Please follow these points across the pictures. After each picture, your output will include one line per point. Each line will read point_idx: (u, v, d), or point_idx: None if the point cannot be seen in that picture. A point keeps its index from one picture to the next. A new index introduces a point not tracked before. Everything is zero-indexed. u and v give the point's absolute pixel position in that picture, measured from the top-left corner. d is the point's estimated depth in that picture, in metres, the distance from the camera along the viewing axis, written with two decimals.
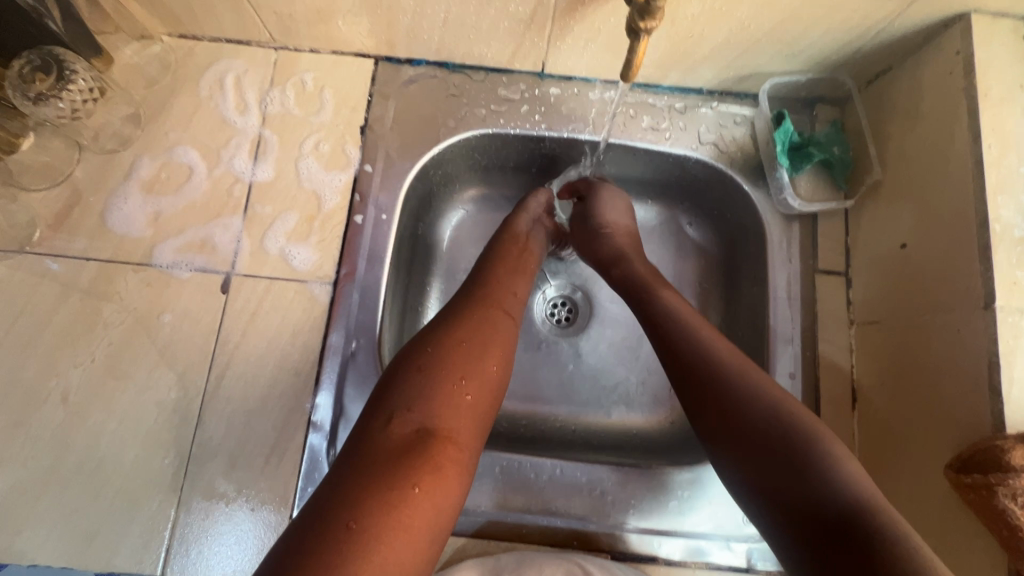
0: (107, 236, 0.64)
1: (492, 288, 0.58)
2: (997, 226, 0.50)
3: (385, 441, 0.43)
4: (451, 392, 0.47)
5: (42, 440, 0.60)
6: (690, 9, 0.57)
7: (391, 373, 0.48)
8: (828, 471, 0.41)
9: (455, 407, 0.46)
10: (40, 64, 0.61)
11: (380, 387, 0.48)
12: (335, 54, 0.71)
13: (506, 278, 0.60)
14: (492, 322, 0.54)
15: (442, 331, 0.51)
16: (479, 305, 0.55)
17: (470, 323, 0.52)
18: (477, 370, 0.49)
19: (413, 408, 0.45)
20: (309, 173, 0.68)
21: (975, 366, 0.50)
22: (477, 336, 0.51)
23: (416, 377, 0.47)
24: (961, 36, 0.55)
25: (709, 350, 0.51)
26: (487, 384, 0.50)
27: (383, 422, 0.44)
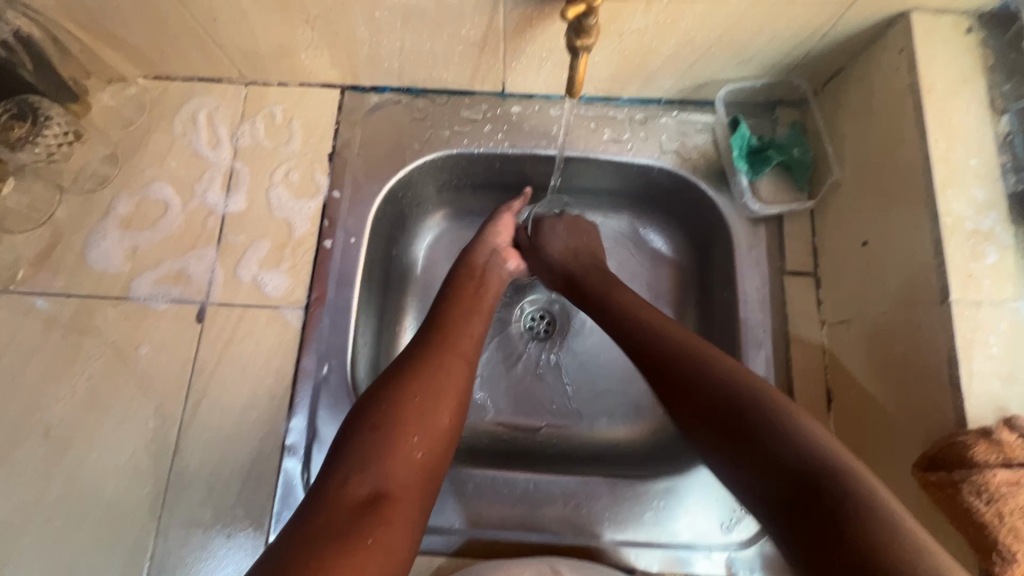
0: (87, 272, 0.67)
1: (452, 333, 0.58)
2: (948, 219, 0.50)
3: (342, 494, 0.44)
4: (403, 449, 0.47)
5: (25, 474, 0.61)
6: (635, 23, 0.58)
7: (349, 429, 0.49)
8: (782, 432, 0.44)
9: (409, 451, 0.48)
10: (17, 112, 0.65)
11: (339, 443, 0.48)
12: (302, 86, 0.73)
13: (466, 321, 0.60)
14: (446, 370, 0.54)
15: (397, 381, 0.52)
16: (433, 349, 0.56)
17: (425, 373, 0.53)
18: (429, 424, 0.50)
19: (368, 469, 0.46)
20: (280, 202, 0.70)
21: (935, 361, 0.49)
22: (430, 388, 0.52)
23: (374, 433, 0.48)
24: (903, 34, 0.56)
25: (667, 348, 0.54)
26: (437, 431, 0.50)
27: (341, 478, 0.45)
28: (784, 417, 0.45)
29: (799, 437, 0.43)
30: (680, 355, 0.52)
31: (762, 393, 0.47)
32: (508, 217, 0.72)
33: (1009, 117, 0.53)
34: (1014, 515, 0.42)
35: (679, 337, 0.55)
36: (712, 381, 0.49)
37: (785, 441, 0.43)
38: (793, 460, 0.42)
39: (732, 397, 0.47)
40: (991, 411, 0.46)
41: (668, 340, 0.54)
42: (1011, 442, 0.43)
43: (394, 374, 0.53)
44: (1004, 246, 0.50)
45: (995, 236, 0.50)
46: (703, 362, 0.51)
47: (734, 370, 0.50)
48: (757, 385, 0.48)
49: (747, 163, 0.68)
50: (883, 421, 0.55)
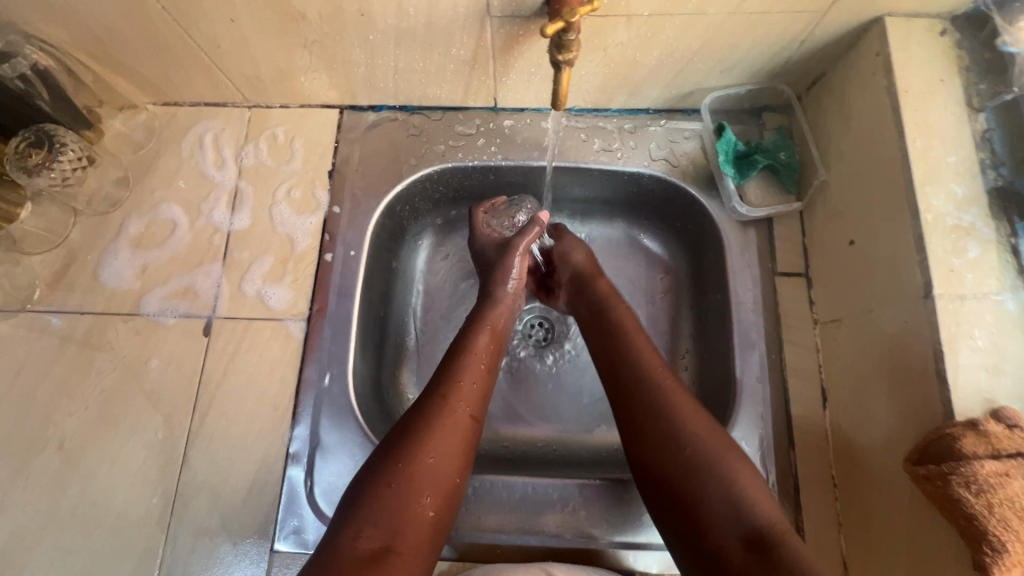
0: (99, 290, 0.69)
1: (464, 381, 0.57)
2: (929, 215, 0.51)
3: (354, 549, 0.44)
4: (414, 507, 0.48)
5: (40, 486, 0.63)
6: (618, 37, 0.60)
7: (362, 482, 0.49)
8: (732, 484, 0.48)
9: (420, 507, 0.48)
10: (34, 140, 0.69)
11: (351, 494, 0.49)
12: (303, 107, 0.76)
13: (480, 369, 0.59)
14: (455, 427, 0.53)
15: (412, 435, 0.51)
16: (445, 397, 0.55)
17: (439, 427, 0.52)
18: (437, 481, 0.50)
19: (381, 524, 0.46)
20: (282, 218, 0.72)
21: (922, 355, 0.50)
22: (440, 444, 0.51)
23: (390, 490, 0.48)
24: (879, 38, 0.58)
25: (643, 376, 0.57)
26: (445, 486, 0.51)
27: (354, 531, 0.46)
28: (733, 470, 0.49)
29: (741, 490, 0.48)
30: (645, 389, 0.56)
31: (704, 450, 0.50)
32: (519, 259, 0.69)
33: (985, 115, 0.54)
34: (1004, 505, 0.42)
35: (649, 366, 0.58)
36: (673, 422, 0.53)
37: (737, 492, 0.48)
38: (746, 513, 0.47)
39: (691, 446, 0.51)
40: (978, 403, 0.47)
41: (631, 384, 0.56)
42: (998, 433, 0.44)
43: (412, 428, 0.52)
44: (986, 240, 0.50)
45: (977, 231, 0.50)
46: (672, 408, 0.54)
47: (687, 421, 0.52)
48: (716, 438, 0.51)
49: (734, 167, 0.69)
50: (876, 418, 0.55)
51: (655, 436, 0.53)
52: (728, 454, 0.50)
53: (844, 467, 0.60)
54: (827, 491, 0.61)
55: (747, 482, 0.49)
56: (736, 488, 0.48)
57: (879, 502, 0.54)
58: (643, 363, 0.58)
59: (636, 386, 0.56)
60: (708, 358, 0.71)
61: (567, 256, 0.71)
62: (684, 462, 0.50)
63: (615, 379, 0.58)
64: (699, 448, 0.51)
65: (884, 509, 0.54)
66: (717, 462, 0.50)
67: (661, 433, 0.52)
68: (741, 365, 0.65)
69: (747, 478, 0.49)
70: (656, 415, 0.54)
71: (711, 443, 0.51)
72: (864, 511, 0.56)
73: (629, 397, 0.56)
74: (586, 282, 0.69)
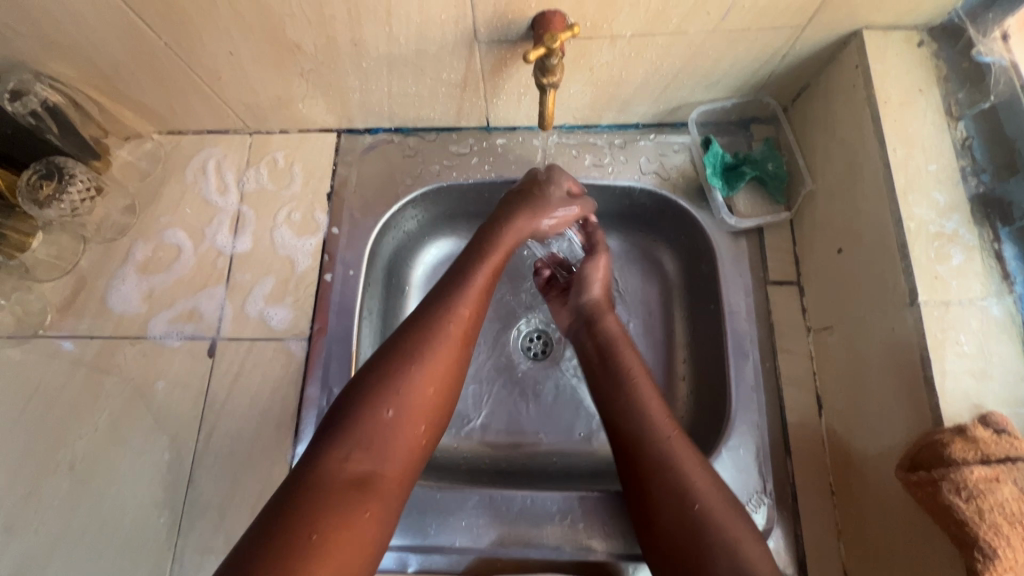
0: (108, 315, 0.72)
1: (465, 306, 0.56)
2: (911, 223, 0.52)
3: (343, 473, 0.46)
4: (405, 432, 0.50)
5: (52, 508, 0.65)
6: (603, 57, 0.62)
7: (352, 405, 0.49)
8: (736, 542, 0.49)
9: (410, 427, 0.50)
10: (45, 172, 0.71)
11: (341, 415, 0.49)
12: (302, 132, 0.79)
13: (480, 292, 0.59)
14: (451, 356, 0.54)
15: (406, 362, 0.51)
16: (443, 318, 0.55)
17: (433, 355, 0.52)
18: (427, 405, 0.51)
19: (372, 449, 0.48)
20: (283, 240, 0.74)
21: (910, 360, 0.50)
22: (434, 371, 0.52)
23: (384, 416, 0.49)
24: (857, 51, 0.59)
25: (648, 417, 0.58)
26: (435, 410, 0.52)
27: (342, 453, 0.47)
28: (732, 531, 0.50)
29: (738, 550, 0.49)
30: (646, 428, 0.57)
31: (710, 509, 0.52)
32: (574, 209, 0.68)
33: (965, 123, 0.55)
34: (993, 510, 0.42)
35: (656, 412, 0.58)
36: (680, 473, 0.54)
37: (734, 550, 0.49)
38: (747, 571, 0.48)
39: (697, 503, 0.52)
40: (966, 408, 0.47)
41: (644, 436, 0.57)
42: (986, 437, 0.44)
43: (405, 352, 0.52)
44: (969, 246, 0.51)
45: (960, 237, 0.51)
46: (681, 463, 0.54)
47: (695, 476, 0.53)
48: (715, 504, 0.52)
49: (722, 179, 0.70)
50: (870, 425, 0.56)
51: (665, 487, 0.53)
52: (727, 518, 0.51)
53: (841, 475, 0.60)
54: (826, 498, 0.61)
55: (749, 542, 0.49)
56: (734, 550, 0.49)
57: (877, 510, 0.54)
58: (648, 407, 0.59)
59: (644, 429, 0.57)
60: (704, 368, 0.71)
61: (582, 291, 0.70)
62: (693, 518, 0.51)
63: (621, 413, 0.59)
64: (706, 505, 0.52)
65: (881, 518, 0.54)
66: (723, 526, 0.50)
67: (673, 482, 0.53)
68: (736, 375, 0.65)
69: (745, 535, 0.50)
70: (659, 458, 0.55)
71: (716, 503, 0.52)
72: (862, 519, 0.56)
73: (635, 435, 0.57)
74: (594, 321, 0.68)
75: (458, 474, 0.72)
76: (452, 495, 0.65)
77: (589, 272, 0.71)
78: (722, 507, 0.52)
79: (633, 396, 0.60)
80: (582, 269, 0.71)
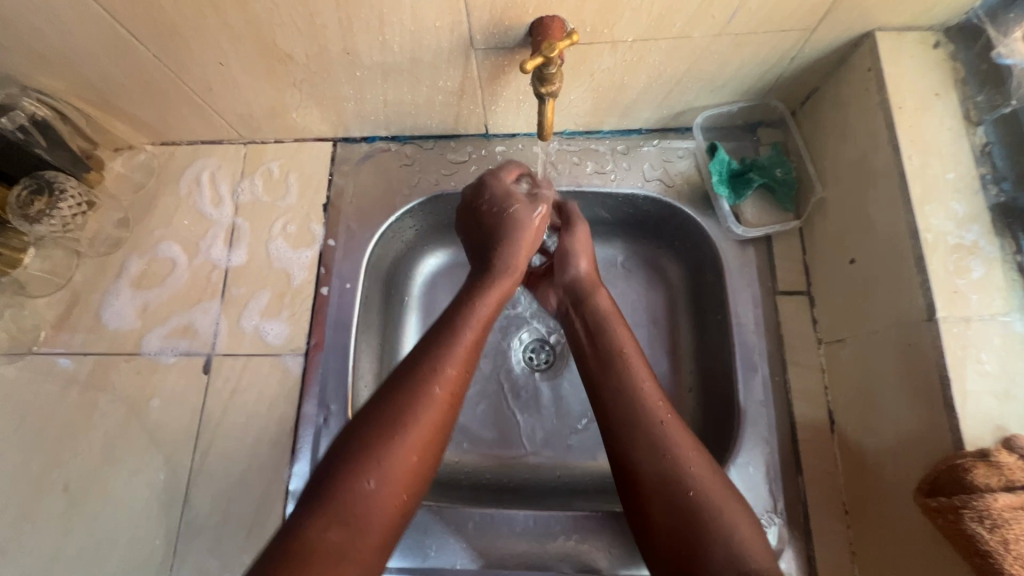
0: (102, 331, 0.70)
1: (453, 364, 0.53)
2: (928, 235, 0.50)
3: (321, 547, 0.43)
4: (386, 502, 0.46)
5: (46, 529, 0.64)
6: (604, 62, 0.60)
7: (334, 472, 0.46)
8: (729, 526, 0.47)
9: (390, 498, 0.46)
10: (35, 188, 0.69)
11: (320, 484, 0.46)
12: (297, 141, 0.77)
13: (470, 348, 0.55)
14: (438, 418, 0.50)
15: (391, 426, 0.48)
16: (428, 380, 0.51)
17: (419, 417, 0.49)
18: (411, 473, 0.48)
19: (350, 521, 0.44)
20: (279, 253, 0.73)
21: (927, 379, 0.48)
22: (418, 434, 0.48)
23: (364, 487, 0.45)
24: (869, 53, 0.57)
25: (637, 406, 0.54)
26: (418, 476, 0.49)
27: (321, 525, 0.43)
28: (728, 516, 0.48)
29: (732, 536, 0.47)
30: (637, 425, 0.53)
31: (705, 493, 0.49)
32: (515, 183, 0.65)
33: (984, 128, 0.53)
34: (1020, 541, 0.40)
35: (649, 399, 0.55)
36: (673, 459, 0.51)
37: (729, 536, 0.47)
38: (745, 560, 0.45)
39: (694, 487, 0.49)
40: (989, 430, 0.45)
41: (631, 424, 0.53)
42: (1011, 464, 0.42)
43: (390, 414, 0.49)
44: (989, 259, 0.49)
45: (979, 249, 0.49)
46: (675, 449, 0.52)
47: (690, 464, 0.51)
48: (710, 487, 0.49)
49: (728, 187, 0.68)
50: (886, 444, 0.53)
51: (655, 477, 0.50)
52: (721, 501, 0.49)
53: (855, 495, 0.58)
54: (839, 518, 0.59)
55: (747, 530, 0.47)
56: (734, 538, 0.47)
57: (893, 533, 0.52)
58: (639, 397, 0.55)
59: (637, 422, 0.53)
60: (711, 380, 0.69)
61: (567, 264, 0.66)
62: (686, 504, 0.49)
63: (613, 411, 0.55)
64: (701, 491, 0.49)
65: (898, 541, 0.52)
66: (719, 509, 0.48)
67: (664, 472, 0.50)
68: (744, 389, 0.63)
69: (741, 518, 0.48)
70: (654, 453, 0.51)
71: (711, 486, 0.50)
72: (877, 541, 0.54)
73: (628, 429, 0.53)
74: (585, 299, 0.64)
75: (460, 490, 0.70)
76: (452, 515, 0.63)
77: (572, 243, 0.66)
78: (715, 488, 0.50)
79: (618, 377, 0.57)
80: (563, 243, 0.67)
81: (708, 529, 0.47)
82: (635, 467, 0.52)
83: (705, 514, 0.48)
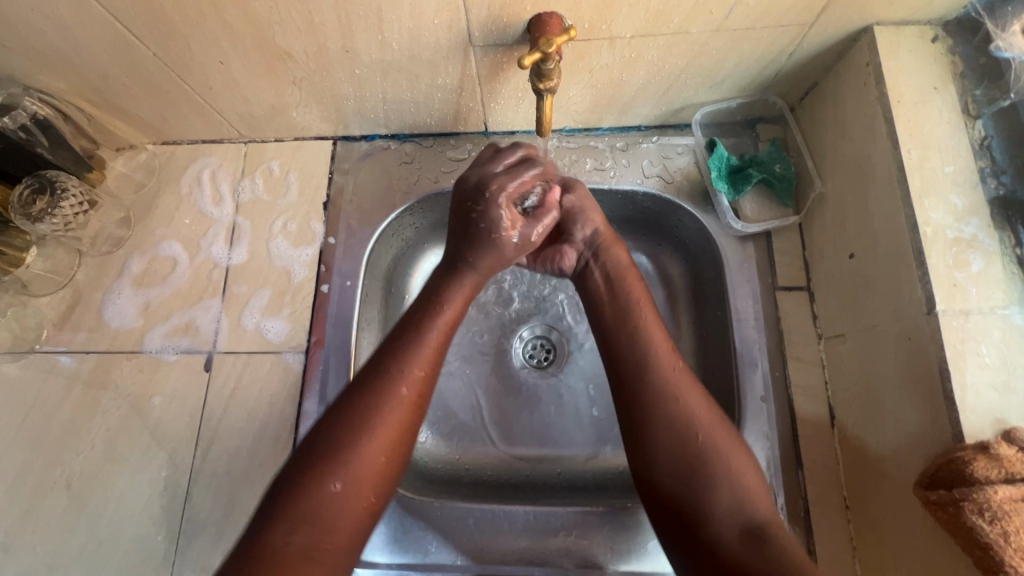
0: (104, 330, 0.71)
1: (419, 363, 0.52)
2: (927, 228, 0.50)
3: (287, 552, 0.43)
4: (353, 504, 0.47)
5: (49, 526, 0.64)
6: (602, 59, 0.60)
7: (299, 477, 0.46)
8: (732, 472, 0.49)
9: (356, 500, 0.47)
10: (38, 187, 0.70)
11: (287, 489, 0.46)
12: (297, 140, 0.77)
13: (437, 347, 0.55)
14: (405, 417, 0.50)
15: (356, 431, 0.48)
16: (393, 380, 0.51)
17: (385, 418, 0.49)
18: (379, 474, 0.48)
19: (316, 525, 0.45)
20: (279, 251, 0.73)
21: (927, 372, 0.48)
22: (385, 436, 0.49)
23: (330, 491, 0.46)
24: (868, 48, 0.57)
25: (648, 355, 0.54)
26: (387, 477, 0.49)
27: (286, 532, 0.44)
28: (732, 463, 0.49)
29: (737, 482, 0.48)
30: (650, 374, 0.53)
31: (712, 438, 0.50)
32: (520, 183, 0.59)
33: (983, 121, 0.53)
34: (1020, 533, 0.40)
35: (659, 347, 0.55)
36: (681, 407, 0.51)
37: (734, 481, 0.48)
38: (749, 507, 0.47)
39: (701, 433, 0.50)
40: (989, 423, 0.45)
41: (637, 374, 0.54)
42: (1010, 456, 0.42)
43: (355, 417, 0.49)
44: (989, 252, 0.49)
45: (979, 243, 0.49)
46: (683, 398, 0.52)
47: (697, 412, 0.51)
48: (716, 433, 0.50)
49: (728, 182, 0.68)
50: (887, 437, 0.53)
51: (665, 423, 0.51)
52: (727, 448, 0.50)
53: (855, 490, 0.57)
54: (839, 513, 0.58)
55: (749, 474, 0.49)
56: (737, 483, 0.48)
57: (894, 526, 0.52)
58: (651, 345, 0.55)
59: (648, 369, 0.53)
60: (712, 376, 0.69)
61: (575, 223, 0.63)
62: (691, 452, 0.49)
63: (625, 358, 0.55)
64: (708, 437, 0.50)
65: (899, 535, 0.51)
66: (725, 454, 0.49)
67: (673, 419, 0.51)
68: (745, 385, 0.63)
69: (741, 461, 0.50)
70: (663, 399, 0.52)
71: (716, 431, 0.51)
72: (878, 535, 0.54)
73: (639, 375, 0.53)
74: (601, 251, 0.62)
75: (460, 487, 0.70)
76: (452, 511, 0.64)
77: (576, 203, 0.63)
78: (720, 434, 0.51)
79: (631, 327, 0.57)
80: (571, 200, 0.64)
81: (711, 477, 0.48)
82: (646, 417, 0.52)
83: (710, 459, 0.49)
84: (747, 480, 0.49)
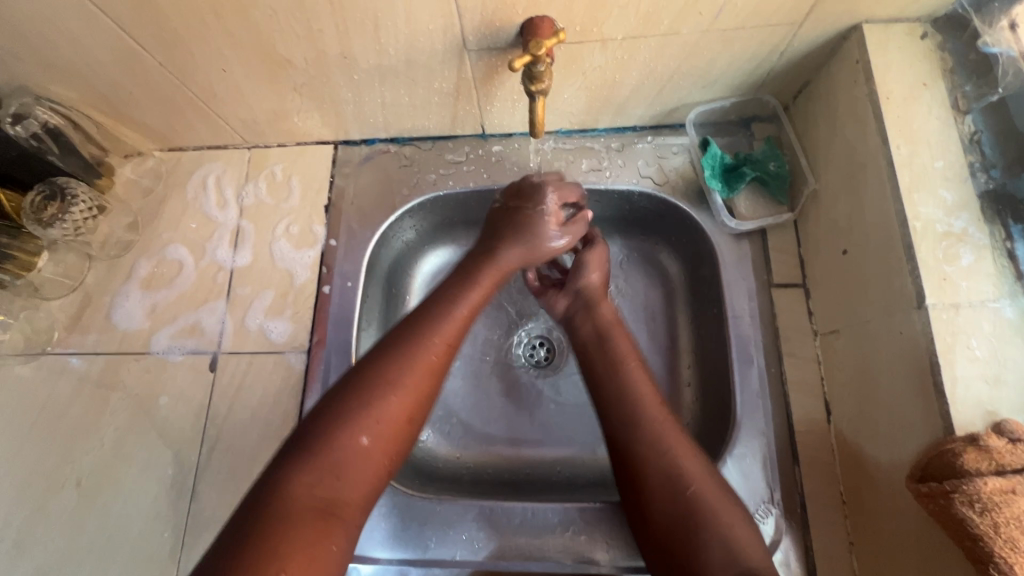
0: (113, 331, 0.73)
1: (445, 331, 0.56)
2: (917, 223, 0.50)
3: (310, 500, 0.44)
4: (373, 461, 0.49)
5: (60, 522, 0.66)
6: (595, 61, 0.61)
7: (323, 430, 0.48)
8: (720, 526, 0.49)
9: (378, 455, 0.49)
10: (48, 193, 0.72)
11: (310, 440, 0.47)
12: (299, 145, 0.79)
13: (462, 321, 0.59)
14: (428, 382, 0.53)
15: (385, 386, 0.51)
16: (421, 346, 0.54)
17: (411, 382, 0.52)
18: (399, 436, 0.51)
19: (342, 477, 0.47)
20: (282, 253, 0.75)
21: (919, 364, 0.48)
22: (409, 395, 0.51)
23: (357, 443, 0.48)
24: (857, 46, 0.57)
25: (630, 407, 0.57)
26: (403, 439, 0.51)
27: (310, 478, 0.45)
28: (721, 519, 0.49)
29: (723, 536, 0.48)
30: (631, 426, 0.55)
31: (702, 494, 0.51)
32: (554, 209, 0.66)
33: (972, 116, 0.53)
34: (1010, 524, 0.40)
35: (638, 402, 0.57)
36: (662, 460, 0.53)
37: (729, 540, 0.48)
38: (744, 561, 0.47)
39: (686, 489, 0.51)
40: (979, 416, 0.45)
41: (626, 422, 0.56)
42: (1000, 447, 0.42)
43: (383, 376, 0.52)
44: (979, 245, 0.49)
45: (969, 237, 0.49)
46: (668, 453, 0.53)
47: (682, 465, 0.52)
48: (703, 489, 0.51)
49: (721, 181, 0.69)
50: (881, 431, 0.54)
51: (656, 477, 0.52)
52: (715, 503, 0.50)
53: (852, 486, 0.58)
54: (836, 508, 0.59)
55: (740, 527, 0.49)
56: (729, 538, 0.48)
57: (888, 523, 0.52)
58: (633, 400, 0.57)
59: (625, 424, 0.56)
60: (710, 373, 0.70)
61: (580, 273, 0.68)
62: (681, 505, 0.50)
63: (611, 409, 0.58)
64: (697, 489, 0.51)
65: (894, 530, 0.52)
66: (715, 510, 0.50)
67: (654, 475, 0.52)
68: (740, 382, 0.63)
69: (735, 520, 0.49)
70: (643, 455, 0.53)
71: (705, 486, 0.51)
72: (874, 530, 0.54)
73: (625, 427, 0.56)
74: (590, 307, 0.66)
75: (460, 485, 0.71)
76: (455, 505, 0.64)
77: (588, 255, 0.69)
78: (706, 489, 0.51)
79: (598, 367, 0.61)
80: (581, 255, 0.69)
81: (703, 527, 0.49)
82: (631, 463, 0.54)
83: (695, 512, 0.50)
84: (742, 536, 0.48)
